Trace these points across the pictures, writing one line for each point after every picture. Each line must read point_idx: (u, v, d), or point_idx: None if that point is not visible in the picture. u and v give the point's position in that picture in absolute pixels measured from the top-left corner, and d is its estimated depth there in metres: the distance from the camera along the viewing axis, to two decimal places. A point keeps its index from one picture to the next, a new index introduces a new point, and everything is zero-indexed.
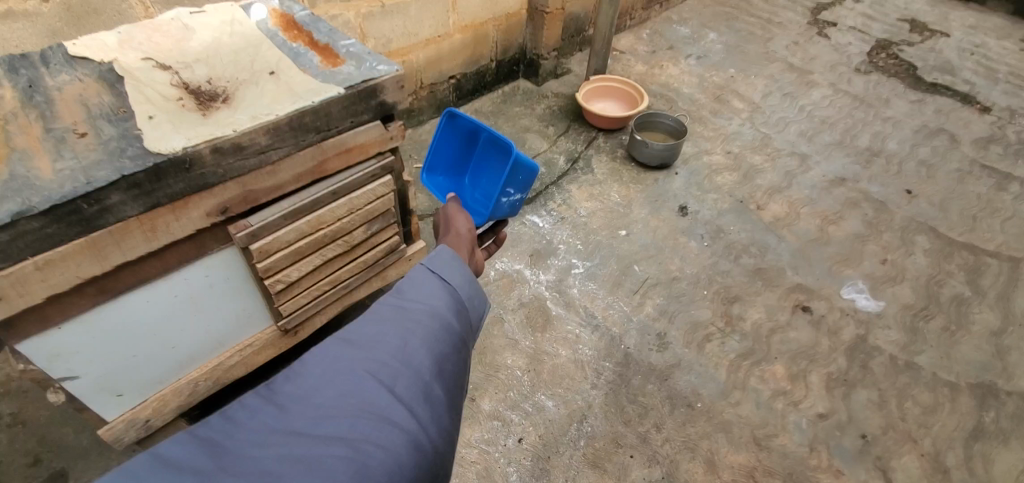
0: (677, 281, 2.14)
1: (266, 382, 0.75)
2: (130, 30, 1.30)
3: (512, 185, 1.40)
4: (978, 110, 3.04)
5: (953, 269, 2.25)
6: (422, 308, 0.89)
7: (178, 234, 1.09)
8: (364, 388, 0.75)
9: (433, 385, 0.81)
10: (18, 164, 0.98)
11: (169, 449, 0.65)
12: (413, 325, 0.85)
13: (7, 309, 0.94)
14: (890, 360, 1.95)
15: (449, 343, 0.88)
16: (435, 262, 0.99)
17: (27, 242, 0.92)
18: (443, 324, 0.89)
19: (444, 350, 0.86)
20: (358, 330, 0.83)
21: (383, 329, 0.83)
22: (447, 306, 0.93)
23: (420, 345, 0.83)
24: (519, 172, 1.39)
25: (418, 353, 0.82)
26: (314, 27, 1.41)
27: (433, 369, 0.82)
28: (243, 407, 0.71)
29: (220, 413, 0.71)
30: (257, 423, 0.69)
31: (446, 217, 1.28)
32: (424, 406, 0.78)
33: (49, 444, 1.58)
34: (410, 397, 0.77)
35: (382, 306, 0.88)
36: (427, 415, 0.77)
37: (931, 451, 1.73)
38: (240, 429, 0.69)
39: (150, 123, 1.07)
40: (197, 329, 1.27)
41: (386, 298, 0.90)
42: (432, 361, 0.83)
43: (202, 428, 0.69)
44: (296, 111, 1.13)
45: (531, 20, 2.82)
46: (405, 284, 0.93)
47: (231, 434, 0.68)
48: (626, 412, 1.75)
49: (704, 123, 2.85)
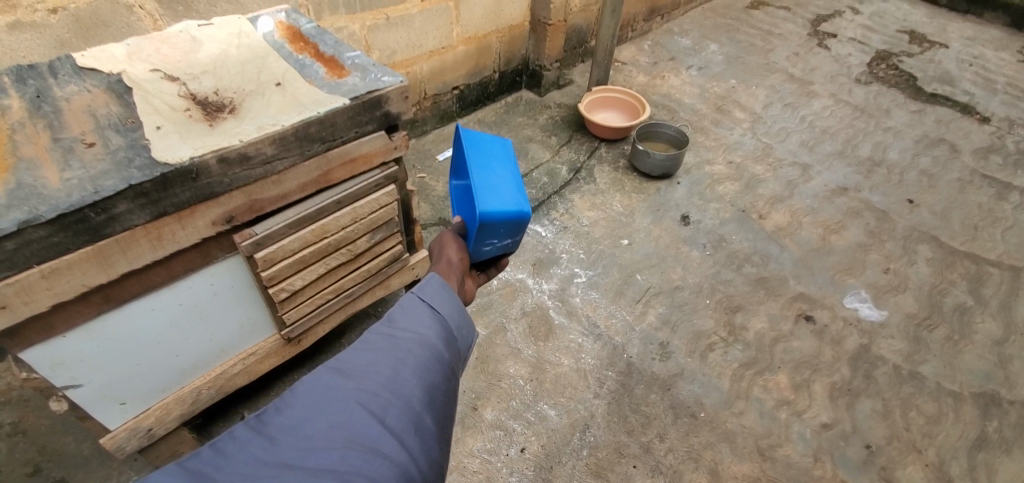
0: (679, 290, 2.14)
1: (256, 412, 0.75)
2: (139, 42, 1.32)
3: (490, 237, 1.21)
4: (978, 119, 3.06)
5: (955, 278, 2.24)
6: (412, 337, 0.89)
7: (184, 242, 1.10)
8: (354, 419, 0.75)
9: (424, 415, 0.81)
10: (25, 174, 0.99)
11: (160, 480, 0.65)
12: (403, 355, 0.85)
13: (12, 317, 0.95)
14: (893, 370, 1.94)
15: (440, 371, 0.88)
16: (426, 289, 0.98)
17: (34, 250, 0.93)
18: (433, 352, 0.89)
19: (435, 378, 0.86)
20: (348, 359, 0.83)
21: (373, 358, 0.84)
22: (438, 334, 0.92)
23: (411, 375, 0.84)
24: (495, 226, 1.17)
25: (409, 382, 0.82)
26: (320, 39, 1.43)
27: (424, 399, 0.83)
28: (233, 438, 0.72)
29: (210, 444, 0.72)
30: (246, 456, 0.70)
31: (441, 244, 1.22)
32: (414, 436, 0.78)
33: (49, 453, 1.58)
34: (401, 428, 0.77)
35: (373, 335, 0.88)
36: (417, 446, 0.78)
37: (935, 461, 1.71)
38: (229, 460, 0.69)
39: (158, 133, 1.09)
40: (198, 343, 1.28)
41: (377, 326, 0.90)
42: (423, 390, 0.83)
43: (191, 459, 0.69)
44: (302, 121, 1.15)
45: (534, 31, 2.85)
46: (395, 312, 0.93)
47: (221, 464, 0.69)
48: (629, 421, 1.75)
49: (705, 133, 2.87)
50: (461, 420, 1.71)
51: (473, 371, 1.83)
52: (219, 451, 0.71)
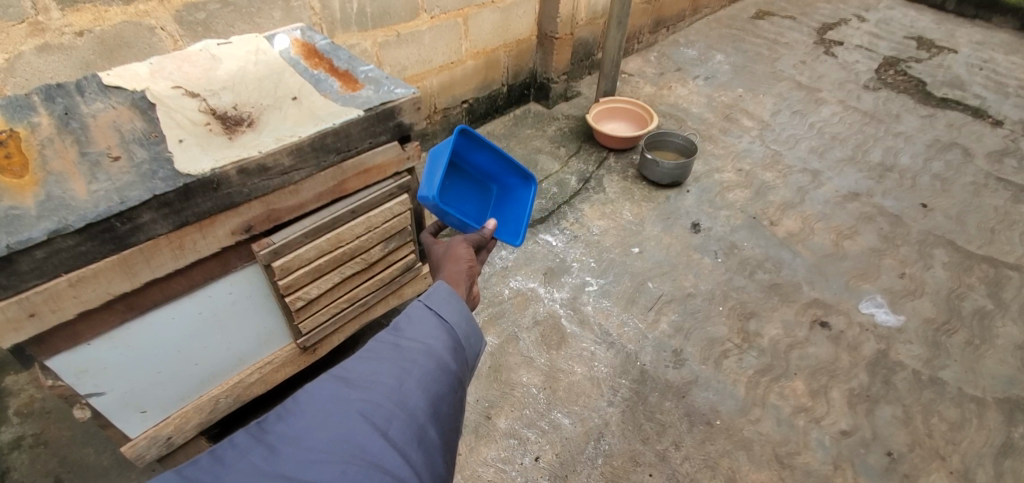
0: (691, 297, 2.14)
1: (257, 419, 0.77)
2: (162, 61, 1.38)
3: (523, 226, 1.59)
4: (990, 123, 3.04)
5: (974, 282, 2.21)
6: (419, 347, 0.90)
7: (204, 251, 1.13)
8: (356, 431, 0.76)
9: (428, 428, 0.83)
10: (55, 186, 1.03)
11: None
12: (408, 365, 0.87)
13: (41, 325, 0.98)
14: (913, 375, 1.91)
15: (445, 383, 0.90)
16: (434, 297, 1.00)
17: (61, 259, 0.97)
18: (439, 364, 0.91)
19: (439, 390, 0.88)
20: (352, 368, 0.85)
21: (379, 368, 0.85)
22: (445, 344, 0.94)
23: (416, 386, 0.85)
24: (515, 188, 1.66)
25: (413, 394, 0.84)
26: (334, 55, 1.48)
27: (428, 411, 0.84)
28: (232, 445, 0.73)
29: (209, 452, 0.73)
30: (245, 465, 0.71)
31: (448, 251, 1.22)
32: (417, 450, 0.80)
33: (69, 464, 1.61)
34: (403, 441, 0.79)
35: (379, 344, 0.90)
36: (421, 460, 0.79)
37: (960, 469, 1.68)
38: (228, 468, 0.71)
39: (180, 146, 1.13)
40: (216, 353, 1.30)
41: (383, 334, 0.92)
42: (427, 402, 0.85)
43: (189, 468, 0.70)
44: (318, 132, 1.19)
45: (541, 45, 2.91)
46: (402, 321, 0.94)
47: (221, 472, 0.70)
48: (644, 429, 1.74)
49: (714, 142, 2.88)
50: (474, 429, 1.71)
51: (485, 380, 1.83)
52: (218, 459, 0.72)
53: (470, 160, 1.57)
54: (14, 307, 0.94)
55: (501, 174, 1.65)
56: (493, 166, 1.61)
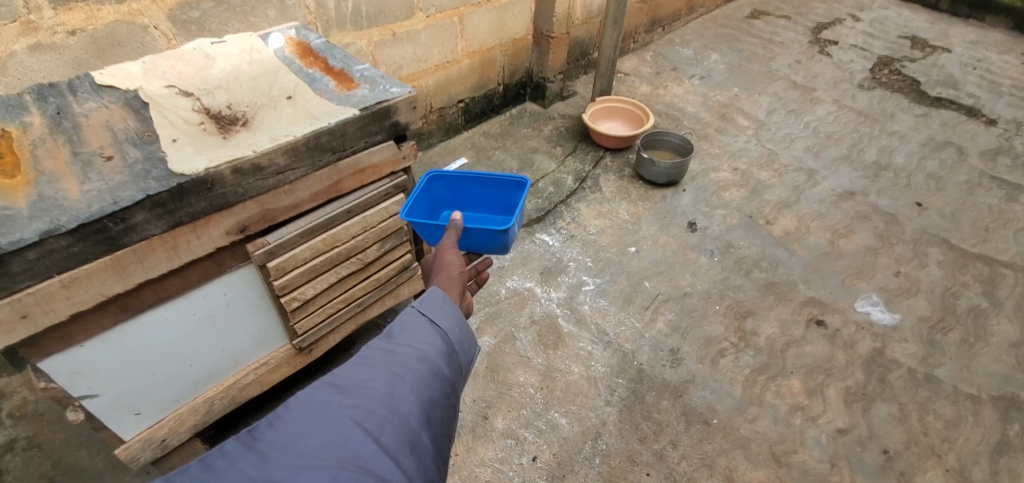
0: (688, 296, 2.14)
1: (249, 427, 0.76)
2: (155, 60, 1.37)
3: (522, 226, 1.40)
4: (984, 122, 3.05)
5: (969, 280, 2.23)
6: (412, 352, 0.90)
7: (199, 251, 1.12)
8: (347, 437, 0.76)
9: (420, 434, 0.83)
10: (46, 186, 1.02)
11: None
12: (401, 371, 0.86)
13: (32, 327, 0.97)
14: (909, 373, 1.92)
15: (438, 388, 0.89)
16: (427, 303, 0.98)
17: (53, 261, 0.96)
18: (432, 369, 0.90)
19: (432, 396, 0.87)
20: (344, 374, 0.84)
21: (371, 374, 0.85)
22: (438, 349, 0.93)
23: (409, 391, 0.85)
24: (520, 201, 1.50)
25: (405, 400, 0.84)
26: (329, 54, 1.47)
27: (421, 417, 0.84)
28: (223, 453, 0.72)
29: (199, 460, 0.72)
30: (236, 472, 0.70)
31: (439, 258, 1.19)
32: (410, 455, 0.80)
33: (63, 467, 1.59)
34: (396, 447, 0.79)
35: (372, 350, 0.89)
36: (413, 466, 0.79)
37: (956, 467, 1.68)
38: (220, 476, 0.70)
39: (174, 145, 1.12)
40: (211, 354, 1.29)
41: (376, 341, 0.91)
42: (420, 407, 0.85)
43: (179, 475, 0.69)
44: (314, 132, 1.18)
45: (537, 44, 2.91)
46: (395, 326, 0.93)
47: (213, 480, 0.69)
48: (641, 429, 1.73)
49: (711, 141, 2.89)
50: (472, 429, 1.71)
51: (483, 380, 1.83)
52: (209, 467, 0.71)
53: (473, 204, 1.58)
54: (7, 309, 0.93)
55: (508, 198, 1.53)
56: (495, 195, 1.54)
